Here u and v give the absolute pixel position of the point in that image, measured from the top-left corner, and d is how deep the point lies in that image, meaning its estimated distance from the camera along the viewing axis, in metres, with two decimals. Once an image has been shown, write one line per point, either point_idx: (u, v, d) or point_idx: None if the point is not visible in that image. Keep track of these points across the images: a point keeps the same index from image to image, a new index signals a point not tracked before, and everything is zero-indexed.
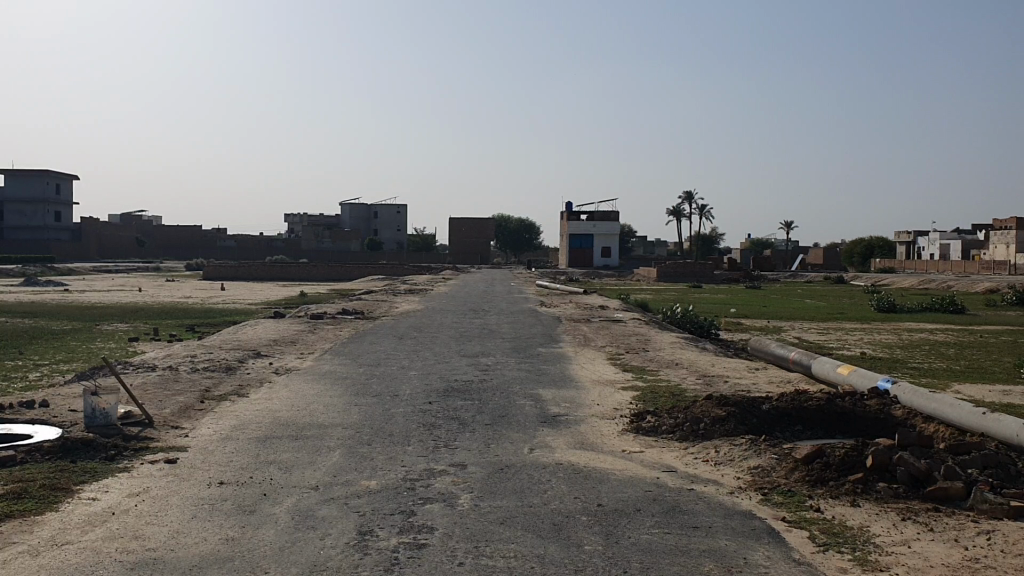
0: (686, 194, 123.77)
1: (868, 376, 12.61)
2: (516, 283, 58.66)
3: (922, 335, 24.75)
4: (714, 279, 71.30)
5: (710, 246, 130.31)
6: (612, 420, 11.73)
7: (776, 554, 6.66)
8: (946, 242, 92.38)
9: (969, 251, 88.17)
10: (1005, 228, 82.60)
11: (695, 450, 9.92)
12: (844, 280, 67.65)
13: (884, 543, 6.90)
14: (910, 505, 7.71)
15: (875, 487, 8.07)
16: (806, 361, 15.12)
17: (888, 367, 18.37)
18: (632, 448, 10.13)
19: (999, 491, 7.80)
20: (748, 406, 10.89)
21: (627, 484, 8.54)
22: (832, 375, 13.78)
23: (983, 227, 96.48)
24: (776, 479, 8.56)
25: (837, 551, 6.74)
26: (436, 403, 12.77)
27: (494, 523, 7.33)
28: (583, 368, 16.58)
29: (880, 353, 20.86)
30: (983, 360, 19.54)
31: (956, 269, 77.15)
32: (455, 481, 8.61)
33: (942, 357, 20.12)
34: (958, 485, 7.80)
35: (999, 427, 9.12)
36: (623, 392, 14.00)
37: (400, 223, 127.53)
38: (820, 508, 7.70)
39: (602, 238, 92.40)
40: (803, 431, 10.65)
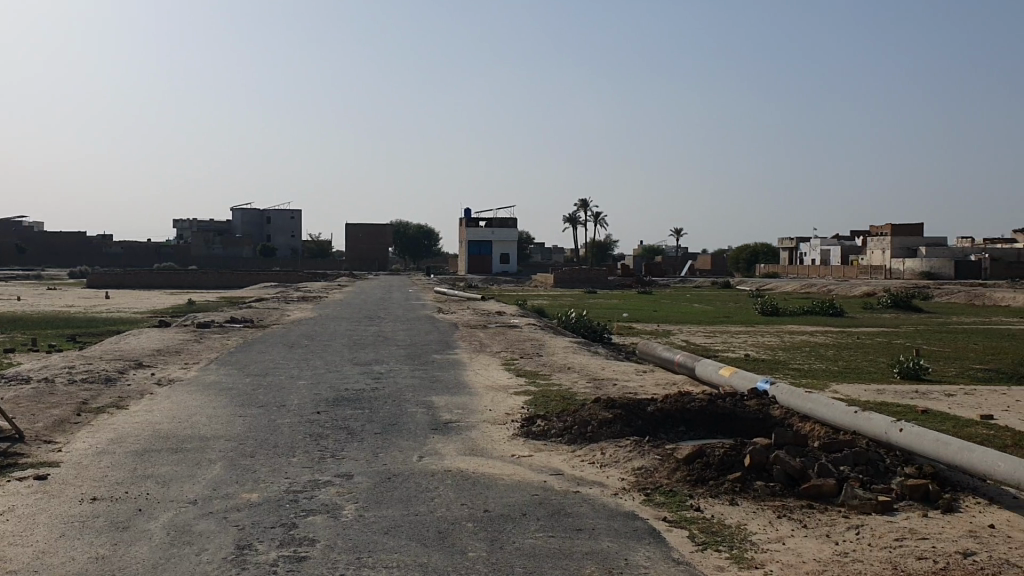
0: (584, 203, 125.67)
1: (747, 377, 12.94)
2: (413, 289, 58.52)
3: (802, 337, 25.72)
4: (609, 284, 72.55)
5: (604, 254, 132.96)
6: (502, 425, 11.74)
7: (656, 554, 6.76)
8: (826, 248, 96.08)
9: (846, 258, 91.67)
10: (880, 235, 86.42)
11: (582, 453, 10.02)
12: (730, 284, 69.71)
13: (759, 541, 7.08)
14: (785, 503, 7.93)
15: (752, 486, 8.29)
16: (690, 364, 15.44)
17: (770, 369, 18.97)
18: (520, 452, 10.16)
19: (867, 487, 8.13)
20: (633, 408, 11.09)
21: (512, 488, 8.54)
22: (714, 376, 14.10)
23: (861, 235, 101.14)
24: (658, 480, 8.70)
25: (714, 550, 6.89)
26: (324, 413, 12.51)
27: (378, 533, 7.23)
28: (476, 374, 16.60)
29: (761, 355, 21.41)
30: (859, 361, 20.42)
31: (836, 274, 80.36)
32: (339, 492, 8.46)
33: (821, 358, 20.93)
34: (829, 483, 8.06)
35: (869, 424, 9.46)
36: (516, 397, 14.06)
37: (295, 229, 124.85)
38: (699, 508, 7.88)
39: (500, 245, 92.74)
40: (686, 431, 10.85)
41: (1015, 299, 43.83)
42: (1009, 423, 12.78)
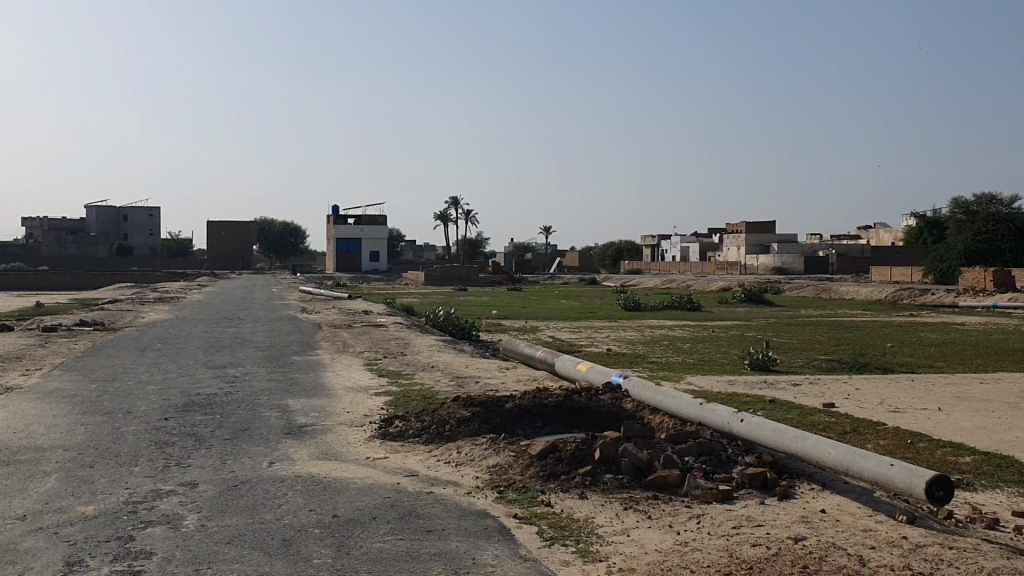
0: (454, 200, 125.51)
1: (603, 372, 13.18)
2: (279, 289, 57.25)
3: (662, 331, 26.48)
4: (479, 281, 72.83)
5: (475, 252, 133.53)
6: (359, 427, 11.58)
7: (503, 552, 6.79)
8: (686, 244, 99.33)
9: (705, 254, 94.95)
10: (737, 231, 89.99)
11: (438, 452, 9.99)
12: (597, 281, 71.04)
13: (605, 534, 7.21)
14: (632, 495, 8.12)
15: (601, 479, 8.45)
16: (550, 360, 15.64)
17: (630, 363, 19.43)
18: (375, 454, 10.04)
19: (710, 477, 8.42)
20: (491, 405, 11.13)
21: (364, 492, 8.42)
22: (572, 372, 14.32)
23: (720, 233, 105.05)
24: (512, 476, 8.76)
25: (561, 545, 6.97)
26: (173, 420, 12.04)
27: (219, 543, 7.00)
28: (336, 375, 16.34)
29: (622, 350, 21.86)
30: (714, 353, 21.17)
31: (696, 270, 83.16)
32: (182, 502, 8.14)
33: (679, 351, 21.58)
34: (674, 474, 8.31)
35: (713, 415, 9.80)
36: (376, 398, 13.90)
37: (153, 227, 119.65)
38: (550, 503, 7.96)
39: (369, 242, 91.75)
40: (542, 427, 10.98)
41: (857, 293, 46.41)
42: (848, 410, 13.46)
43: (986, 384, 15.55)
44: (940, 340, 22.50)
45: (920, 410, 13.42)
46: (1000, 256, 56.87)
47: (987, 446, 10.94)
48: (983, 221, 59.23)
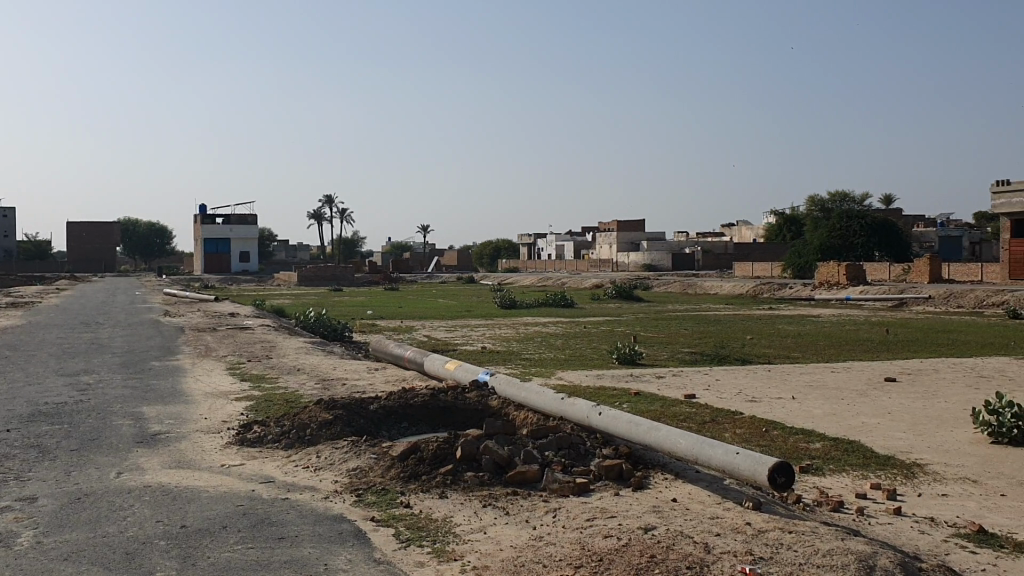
0: (324, 199, 122.73)
1: (470, 370, 13.17)
2: (143, 291, 55.05)
3: (536, 328, 26.76)
4: (354, 281, 71.93)
5: (352, 251, 131.99)
6: (217, 433, 11.23)
7: (357, 556, 6.69)
8: (561, 242, 100.79)
9: (580, 252, 96.54)
10: (611, 229, 91.87)
11: (297, 457, 9.78)
12: (473, 279, 71.28)
13: (462, 533, 7.20)
14: (492, 492, 8.14)
15: (462, 477, 8.44)
16: (419, 359, 15.55)
17: (502, 360, 19.55)
18: (231, 461, 9.75)
19: (568, 471, 8.52)
20: (355, 408, 10.98)
21: (216, 500, 8.16)
22: (440, 371, 14.28)
23: (594, 231, 106.93)
24: (372, 478, 8.65)
25: (417, 546, 6.92)
26: (14, 432, 11.39)
27: (56, 560, 6.64)
28: (197, 380, 15.82)
29: (494, 348, 21.98)
30: (584, 348, 21.52)
31: (571, 267, 84.42)
32: (18, 518, 7.70)
33: (551, 347, 21.85)
34: (533, 469, 8.38)
35: (573, 410, 9.92)
36: (237, 403, 13.51)
37: (7, 228, 113.49)
38: (408, 504, 7.89)
39: (239, 242, 89.39)
40: (407, 428, 10.91)
41: (721, 287, 48.12)
42: (709, 401, 13.90)
43: (836, 372, 16.36)
44: (797, 332, 23.56)
45: (776, 399, 13.98)
46: (852, 249, 60.56)
47: (836, 432, 11.48)
48: (836, 219, 62.91)
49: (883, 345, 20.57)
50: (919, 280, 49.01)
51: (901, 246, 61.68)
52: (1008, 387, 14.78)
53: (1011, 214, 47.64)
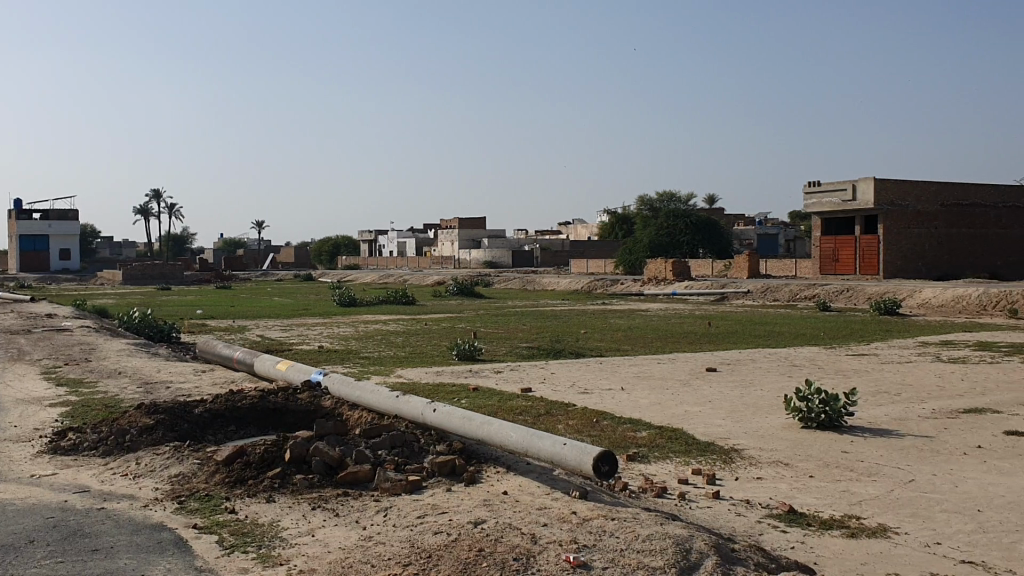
0: (154, 194, 118.17)
1: (301, 370, 12.89)
2: None
3: (375, 326, 26.48)
4: (185, 279, 69.05)
5: (184, 248, 126.87)
6: (28, 442, 10.53)
7: (177, 566, 6.45)
8: (402, 239, 100.25)
9: (421, 249, 96.33)
10: (452, 226, 92.13)
11: (116, 465, 9.31)
12: (312, 277, 69.84)
13: (289, 536, 7.05)
14: (322, 493, 8.02)
15: (291, 480, 8.26)
16: (249, 360, 15.09)
17: (340, 359, 19.24)
18: (42, 471, 9.17)
19: (400, 469, 8.49)
20: (179, 411, 10.56)
21: (23, 513, 7.67)
22: (271, 371, 13.90)
23: (435, 228, 106.95)
24: (196, 484, 8.35)
25: (241, 552, 6.73)
26: None
27: None
28: (6, 387, 14.77)
29: (330, 346, 21.61)
30: (423, 346, 21.48)
31: (413, 264, 84.14)
32: None
33: (389, 345, 21.69)
34: (364, 469, 8.30)
35: (407, 408, 9.89)
36: (51, 409, 12.71)
37: None
38: (234, 509, 7.66)
39: (59, 239, 84.08)
40: (235, 431, 10.58)
41: (559, 283, 49.15)
42: (543, 394, 14.17)
43: (663, 364, 17.04)
44: (629, 326, 24.36)
45: (607, 390, 14.40)
46: (680, 247, 63.16)
47: (662, 420, 11.96)
48: (664, 217, 65.32)
49: (708, 337, 21.56)
50: (739, 276, 51.57)
51: (721, 244, 65.02)
52: (817, 374, 15.83)
53: (822, 213, 51.00)
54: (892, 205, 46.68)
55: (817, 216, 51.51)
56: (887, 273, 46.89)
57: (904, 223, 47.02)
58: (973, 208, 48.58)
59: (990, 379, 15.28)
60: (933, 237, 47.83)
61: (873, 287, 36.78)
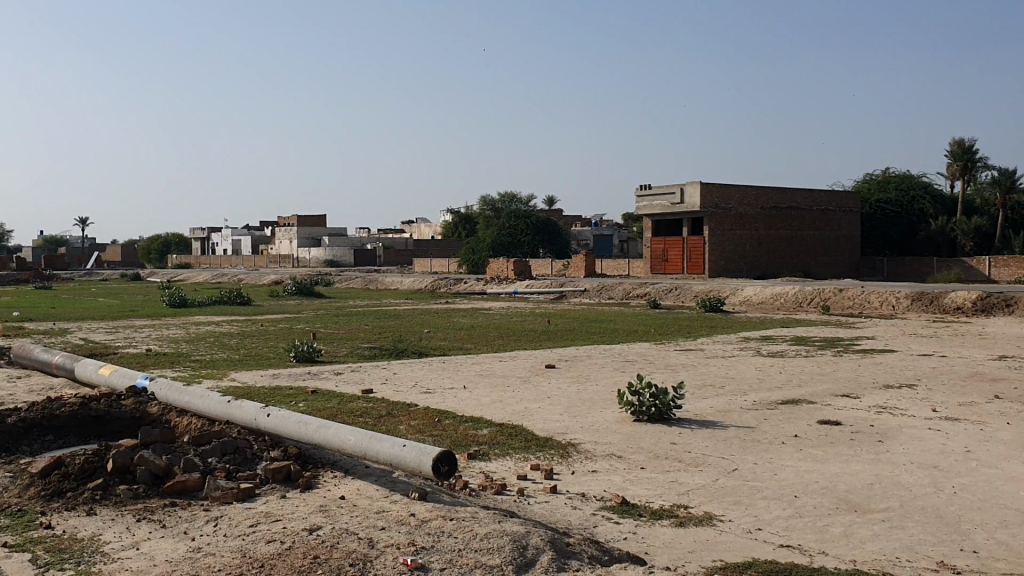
0: None
1: (127, 374, 12.27)
2: None
3: (208, 327, 25.57)
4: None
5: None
6: None
7: None
8: (237, 237, 97.22)
9: (259, 247, 93.66)
10: (292, 224, 90.08)
11: None
12: (141, 276, 66.74)
13: (111, 551, 6.69)
14: (148, 504, 7.65)
15: (113, 492, 7.84)
16: (69, 364, 14.23)
17: (170, 362, 18.46)
18: None
19: (232, 477, 8.21)
20: None
21: None
22: (93, 376, 13.15)
23: (273, 226, 104.27)
24: (7, 499, 7.80)
25: (57, 570, 6.33)
26: None
27: None
28: None
29: (160, 349, 20.70)
30: (260, 347, 20.92)
31: (250, 263, 81.76)
32: None
33: (223, 347, 20.98)
34: (193, 478, 7.98)
35: (240, 413, 9.57)
36: None
37: None
38: (50, 525, 7.20)
39: None
40: (53, 442, 9.96)
41: (401, 283, 48.89)
42: (384, 395, 14.06)
43: (503, 361, 17.24)
44: (469, 324, 24.56)
45: (447, 389, 14.42)
46: (520, 247, 64.12)
47: (501, 418, 12.09)
48: (506, 217, 66.11)
49: (546, 334, 22.00)
50: (576, 275, 52.72)
51: (560, 243, 66.45)
52: (648, 369, 16.45)
53: (653, 215, 53.04)
54: (716, 208, 49.08)
55: (649, 218, 53.53)
56: (712, 272, 49.14)
57: (727, 225, 49.50)
58: (790, 211, 51.72)
59: (805, 372, 16.31)
60: (755, 238, 50.56)
61: (699, 286, 38.52)
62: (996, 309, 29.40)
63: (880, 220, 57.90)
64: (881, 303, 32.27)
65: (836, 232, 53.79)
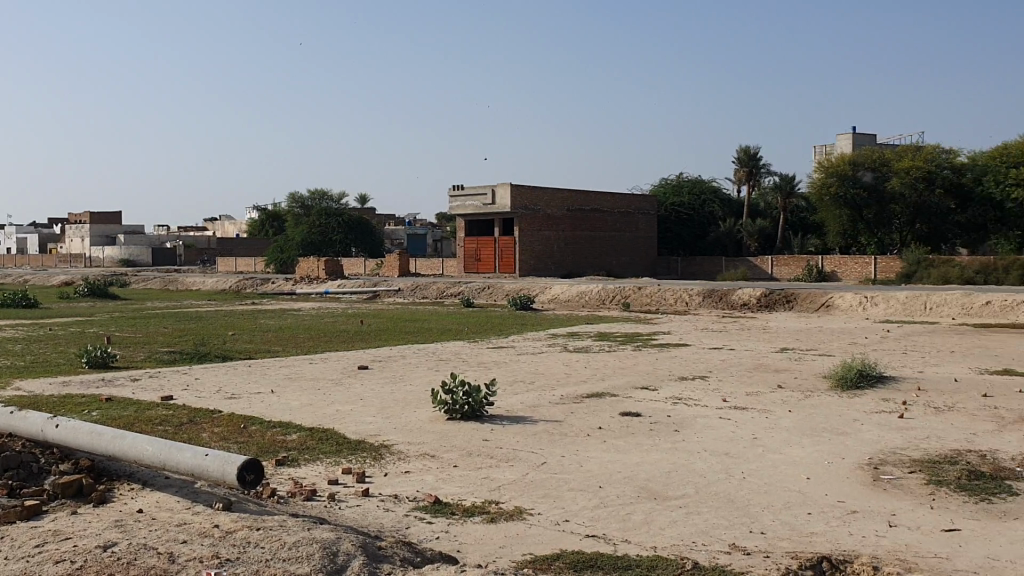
0: None
1: None
2: None
3: None
4: None
5: None
6: None
7: None
8: (21, 235, 90.13)
9: (46, 246, 87.35)
10: (83, 221, 84.47)
11: None
12: None
13: None
14: None
15: None
16: None
17: None
18: None
19: (14, 494, 7.58)
20: None
21: None
22: None
23: (62, 223, 97.47)
24: None
25: None
26: None
27: None
28: None
29: None
30: (47, 353, 19.48)
31: (37, 263, 76.06)
32: None
33: (5, 354, 19.38)
34: None
35: (23, 424, 8.84)
36: None
37: None
38: None
39: None
40: None
41: (206, 283, 46.86)
42: (186, 401, 13.41)
43: (313, 364, 16.86)
44: (277, 325, 23.88)
45: (255, 394, 13.95)
46: (330, 245, 63.07)
47: (311, 422, 11.81)
48: (316, 215, 64.75)
49: (357, 335, 21.73)
50: (389, 274, 52.33)
51: (372, 242, 65.83)
52: (460, 368, 16.56)
53: (464, 215, 53.51)
54: (525, 209, 50.08)
55: (460, 218, 53.98)
56: (522, 271, 50.07)
57: (535, 225, 50.63)
58: (593, 213, 53.59)
59: (609, 366, 16.92)
60: (561, 238, 52.00)
61: (510, 284, 39.28)
62: (778, 305, 31.74)
63: (675, 221, 60.78)
64: (676, 300, 34.00)
65: (635, 232, 56.30)
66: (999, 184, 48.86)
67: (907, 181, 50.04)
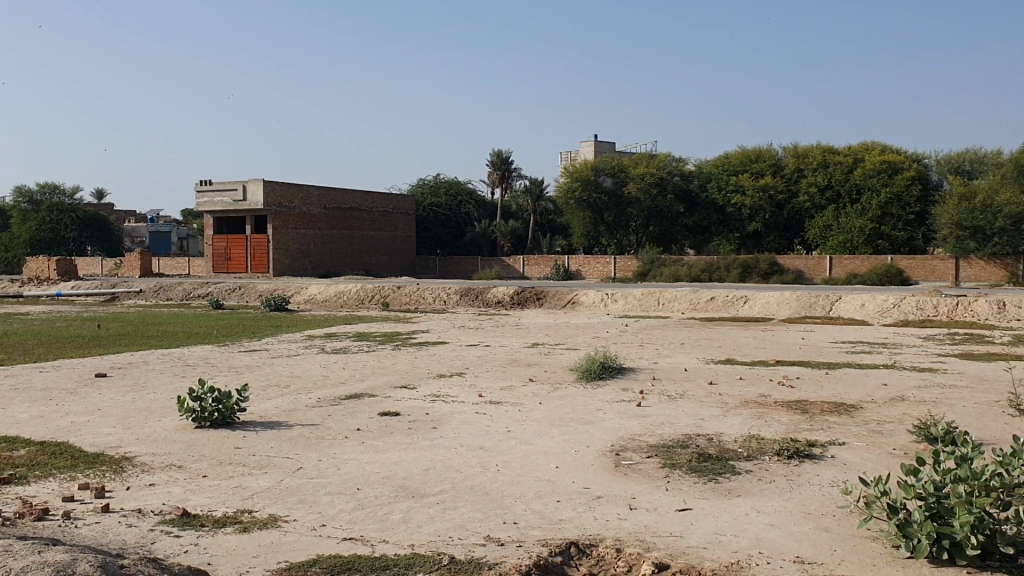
0: None
1: None
2: None
3: None
4: None
5: None
6: None
7: None
8: None
9: None
10: None
11: None
12: None
13: None
14: None
15: None
16: None
17: None
18: None
19: None
20: None
21: None
22: None
23: None
24: None
25: None
26: None
27: None
28: None
29: None
30: None
31: None
32: None
33: None
34: None
35: None
36: None
37: None
38: None
39: None
40: None
41: None
42: None
43: (42, 372, 15.46)
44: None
45: None
46: (63, 243, 58.51)
47: (42, 435, 10.85)
48: (45, 210, 59.57)
49: (94, 340, 20.20)
50: (130, 274, 49.05)
51: (111, 241, 61.56)
52: (210, 373, 15.83)
53: (213, 212, 51.21)
54: (280, 207, 48.61)
55: (209, 215, 51.58)
56: (276, 271, 48.52)
57: (290, 224, 49.29)
58: (350, 212, 53.02)
59: (367, 366, 16.80)
60: (318, 237, 51.02)
61: (264, 284, 38.12)
62: (529, 302, 32.90)
63: (432, 221, 61.47)
64: (433, 298, 34.34)
65: (392, 232, 56.31)
66: (720, 191, 53.52)
67: (642, 186, 53.36)
